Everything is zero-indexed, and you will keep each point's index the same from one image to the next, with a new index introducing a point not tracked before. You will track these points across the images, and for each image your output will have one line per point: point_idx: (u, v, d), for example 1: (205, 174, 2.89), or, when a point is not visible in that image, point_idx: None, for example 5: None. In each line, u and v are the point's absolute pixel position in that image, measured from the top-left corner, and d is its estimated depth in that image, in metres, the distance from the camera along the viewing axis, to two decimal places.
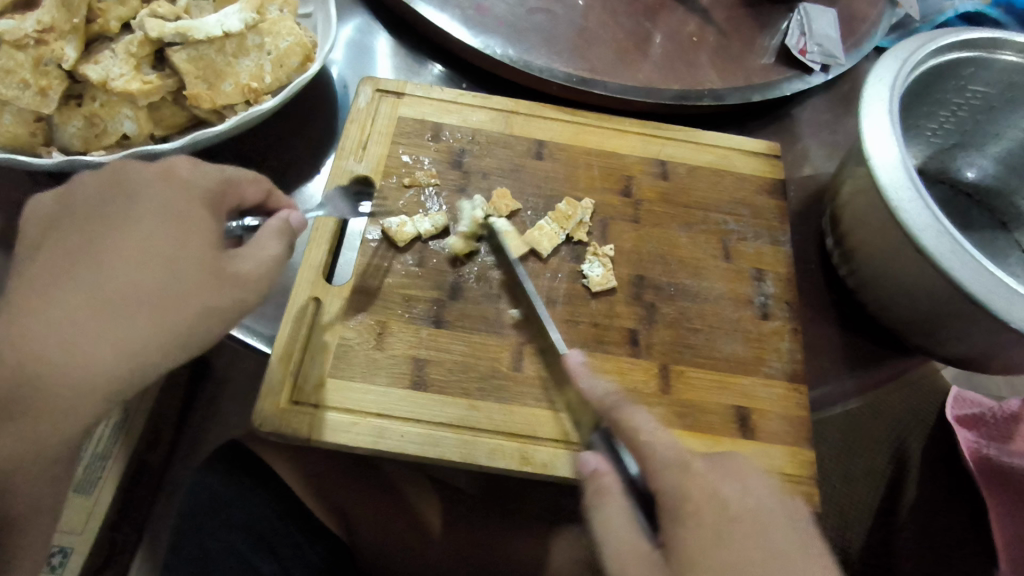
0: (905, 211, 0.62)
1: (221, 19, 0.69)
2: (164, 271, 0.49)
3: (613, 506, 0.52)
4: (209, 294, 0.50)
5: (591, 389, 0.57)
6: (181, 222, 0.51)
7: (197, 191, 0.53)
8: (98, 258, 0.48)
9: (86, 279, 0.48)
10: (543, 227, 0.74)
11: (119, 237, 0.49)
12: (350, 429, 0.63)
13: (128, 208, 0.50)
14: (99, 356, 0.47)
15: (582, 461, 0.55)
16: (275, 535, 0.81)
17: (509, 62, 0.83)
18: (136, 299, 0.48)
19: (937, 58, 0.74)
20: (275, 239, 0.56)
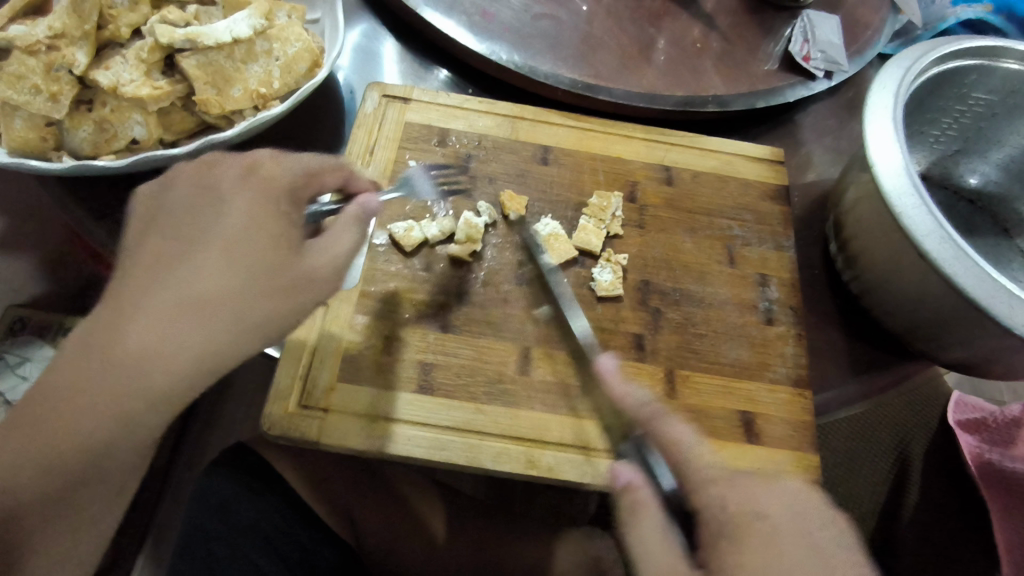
0: (909, 218, 0.62)
1: (230, 25, 0.70)
2: (240, 270, 0.49)
3: (647, 520, 0.52)
4: (279, 295, 0.50)
5: (627, 397, 0.58)
6: (260, 220, 0.51)
7: (281, 190, 0.52)
8: (184, 258, 0.49)
9: (169, 278, 0.48)
10: (586, 224, 0.76)
11: (205, 236, 0.50)
12: (359, 433, 0.64)
13: (222, 212, 0.50)
14: (174, 355, 0.46)
15: (615, 474, 0.55)
16: (281, 535, 0.80)
17: (515, 68, 0.84)
18: (212, 298, 0.48)
19: (940, 65, 0.75)
20: (351, 228, 0.54)
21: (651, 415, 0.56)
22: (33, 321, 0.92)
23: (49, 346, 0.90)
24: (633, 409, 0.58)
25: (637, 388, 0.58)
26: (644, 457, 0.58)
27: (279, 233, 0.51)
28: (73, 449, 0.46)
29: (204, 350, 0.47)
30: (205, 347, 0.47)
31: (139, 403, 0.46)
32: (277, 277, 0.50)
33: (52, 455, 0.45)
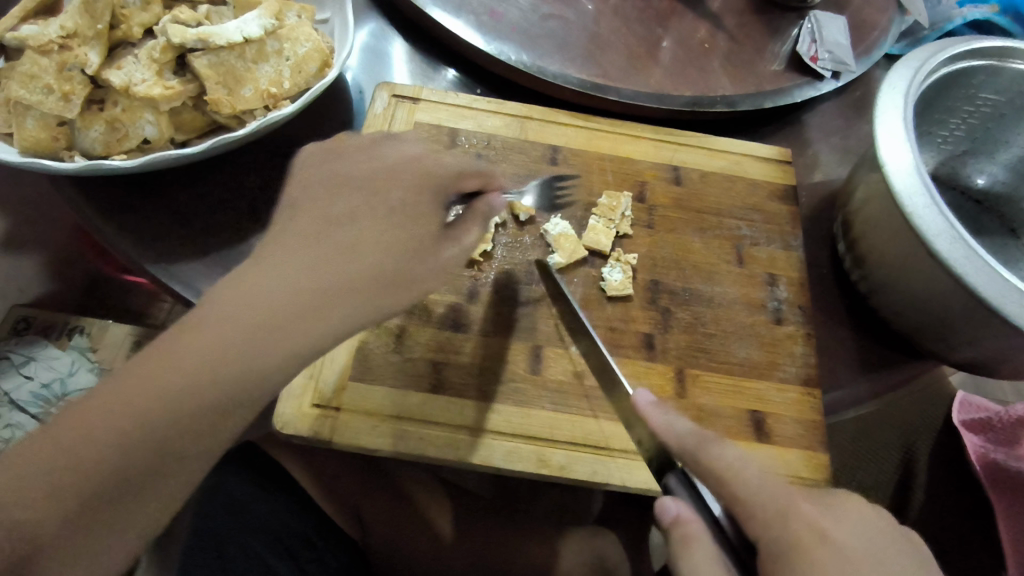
0: (921, 217, 0.63)
1: (241, 25, 0.70)
2: (322, 267, 0.49)
3: (702, 559, 0.46)
4: (356, 292, 0.49)
5: (668, 429, 0.52)
6: (346, 221, 0.52)
7: (363, 193, 0.54)
8: (268, 255, 0.49)
9: (253, 273, 0.47)
10: (595, 223, 0.76)
11: (290, 236, 0.50)
12: (371, 432, 0.64)
13: (306, 215, 0.52)
14: (255, 350, 0.45)
15: (662, 508, 0.49)
16: (292, 535, 0.80)
17: (524, 68, 0.84)
18: (294, 294, 0.47)
19: (949, 66, 0.75)
20: (475, 225, 0.56)
21: (698, 440, 0.50)
22: (37, 321, 0.93)
23: (53, 346, 0.91)
24: (677, 436, 0.51)
25: (677, 420, 0.52)
26: (692, 486, 0.51)
27: (362, 232, 0.52)
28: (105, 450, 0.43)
29: (284, 346, 0.46)
30: (284, 343, 0.46)
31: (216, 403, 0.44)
32: (353, 273, 0.49)
33: (104, 459, 0.42)
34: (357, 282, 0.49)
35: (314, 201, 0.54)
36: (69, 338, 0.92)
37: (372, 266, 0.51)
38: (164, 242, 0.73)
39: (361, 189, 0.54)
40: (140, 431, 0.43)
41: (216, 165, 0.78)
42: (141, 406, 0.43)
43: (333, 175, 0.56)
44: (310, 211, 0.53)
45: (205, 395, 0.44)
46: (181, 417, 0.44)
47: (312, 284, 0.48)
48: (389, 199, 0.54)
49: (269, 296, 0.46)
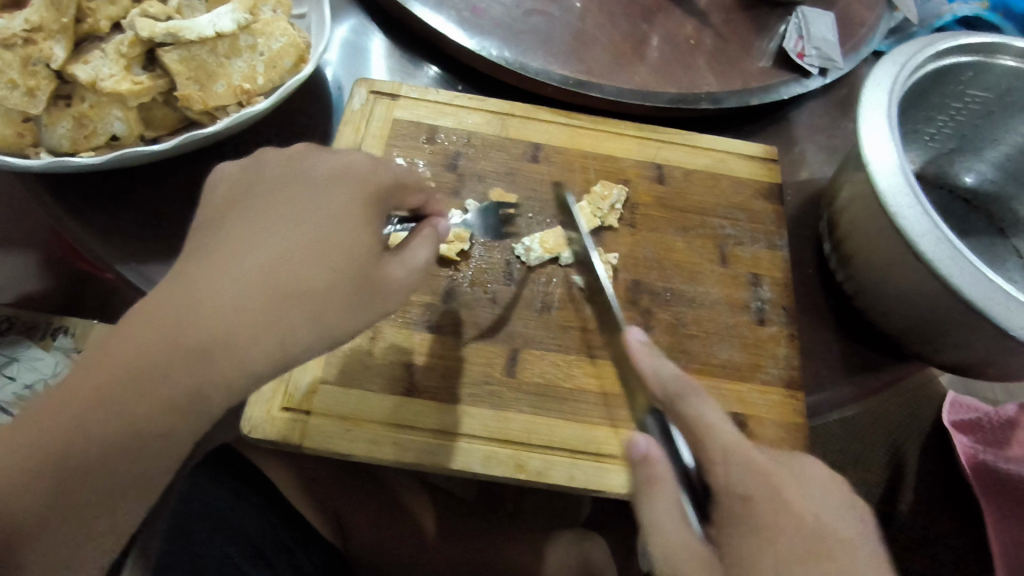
0: (903, 217, 0.61)
1: (213, 20, 0.68)
2: (262, 286, 0.45)
3: (664, 496, 0.49)
4: (300, 315, 0.46)
5: (656, 377, 0.54)
6: (290, 232, 0.48)
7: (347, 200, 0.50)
8: (204, 268, 0.45)
9: (188, 290, 0.44)
10: (582, 208, 0.75)
11: (228, 247, 0.46)
12: (341, 437, 0.63)
13: (284, 222, 0.48)
14: (191, 374, 0.43)
15: (633, 444, 0.51)
16: (269, 543, 0.79)
17: (505, 64, 0.83)
18: (233, 315, 0.44)
19: (936, 62, 0.74)
20: (424, 246, 0.53)
21: (683, 390, 0.52)
22: (21, 321, 0.90)
23: (37, 347, 0.89)
24: (661, 383, 0.53)
25: (666, 367, 0.54)
26: (665, 426, 0.54)
27: (306, 247, 0.47)
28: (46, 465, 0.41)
29: (221, 371, 0.44)
30: (222, 367, 0.44)
31: (156, 423, 0.43)
32: (296, 293, 0.46)
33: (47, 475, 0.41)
34: (300, 304, 0.46)
35: (255, 206, 0.49)
36: (52, 338, 0.90)
37: (318, 285, 0.47)
38: (134, 239, 0.72)
39: (309, 196, 0.50)
40: (74, 448, 0.41)
41: (190, 162, 0.76)
42: (78, 424, 0.41)
43: (276, 178, 0.51)
44: (250, 217, 0.48)
45: (146, 416, 0.43)
46: (118, 436, 0.42)
47: (251, 306, 0.45)
48: (374, 209, 0.51)
49: (206, 315, 0.44)
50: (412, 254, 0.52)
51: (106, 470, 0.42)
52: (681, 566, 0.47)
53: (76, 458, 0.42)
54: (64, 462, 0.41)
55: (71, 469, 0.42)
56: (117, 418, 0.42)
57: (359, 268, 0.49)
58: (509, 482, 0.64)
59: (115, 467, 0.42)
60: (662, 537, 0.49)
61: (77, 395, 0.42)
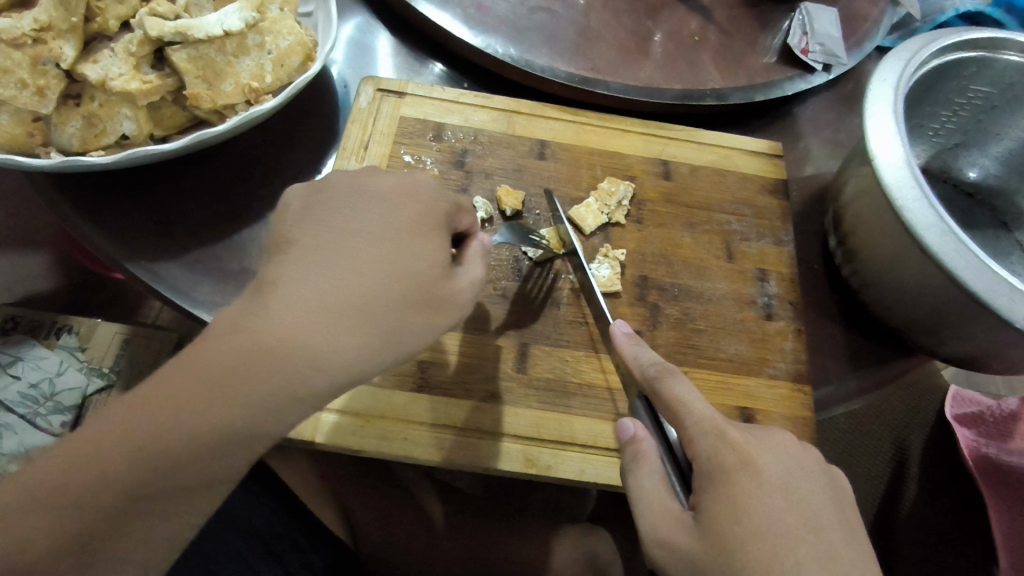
0: (910, 211, 0.62)
1: (221, 19, 0.67)
2: (310, 309, 0.45)
3: (647, 471, 0.51)
4: (351, 337, 0.45)
5: (635, 359, 0.57)
6: (341, 255, 0.48)
7: (403, 220, 0.51)
8: (258, 294, 0.46)
9: (242, 317, 0.44)
10: (590, 205, 0.76)
11: (276, 273, 0.47)
12: (356, 433, 0.63)
13: (344, 241, 0.49)
14: (240, 401, 0.42)
15: (621, 428, 0.55)
16: (281, 542, 0.80)
17: (510, 61, 0.83)
18: (284, 340, 0.44)
19: (941, 58, 0.74)
20: (480, 262, 0.54)
21: (659, 372, 0.54)
22: (25, 320, 0.90)
23: (41, 346, 0.89)
24: (640, 367, 0.56)
25: (646, 353, 0.57)
26: (655, 413, 0.55)
27: (356, 270, 0.47)
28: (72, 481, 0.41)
29: (270, 397, 0.43)
30: (272, 393, 0.43)
31: (188, 449, 0.42)
32: (342, 316, 0.45)
33: (71, 485, 0.41)
34: (349, 327, 0.46)
35: (305, 231, 0.49)
36: (57, 338, 0.90)
37: (368, 305, 0.47)
38: (145, 238, 0.72)
39: (357, 221, 0.50)
40: (107, 470, 0.40)
41: (202, 163, 0.77)
42: (112, 445, 0.41)
43: (325, 203, 0.51)
44: (299, 243, 0.48)
45: (184, 443, 0.41)
46: (148, 463, 0.41)
47: (303, 329, 0.44)
48: (417, 223, 0.51)
49: (252, 340, 0.43)
50: (463, 273, 0.52)
51: (135, 492, 0.41)
52: (670, 539, 0.47)
53: (103, 477, 0.40)
54: (90, 478, 0.41)
55: (100, 488, 0.41)
56: (154, 442, 0.41)
57: (408, 287, 0.48)
58: (520, 477, 0.64)
59: (144, 489, 0.41)
60: (649, 511, 0.49)
61: (115, 417, 0.42)
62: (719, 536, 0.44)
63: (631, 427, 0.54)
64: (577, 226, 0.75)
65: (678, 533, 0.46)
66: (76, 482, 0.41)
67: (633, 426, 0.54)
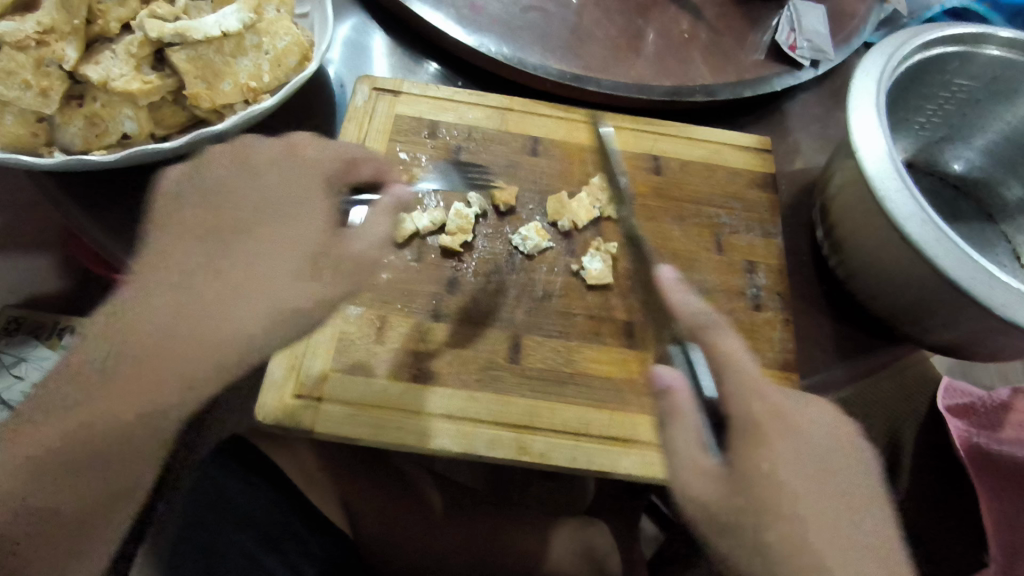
0: (891, 201, 0.63)
1: (219, 20, 0.69)
2: (227, 288, 0.60)
3: (683, 426, 0.55)
4: (274, 298, 0.61)
5: (683, 307, 0.62)
6: (256, 242, 0.63)
7: (298, 204, 0.64)
8: (191, 279, 0.61)
9: (183, 299, 0.60)
10: (582, 199, 0.78)
11: (189, 266, 0.61)
12: (351, 422, 0.65)
13: (245, 232, 0.63)
14: (196, 373, 0.59)
15: (658, 375, 0.58)
16: (277, 529, 0.82)
17: (503, 60, 0.85)
18: (220, 313, 0.60)
19: (924, 52, 0.75)
20: (384, 217, 0.66)
21: (712, 323, 0.61)
22: (28, 321, 0.95)
23: (44, 346, 0.94)
24: (691, 317, 0.61)
25: (693, 301, 0.62)
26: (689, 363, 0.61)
27: (204, 271, 0.61)
28: (72, 440, 0.57)
29: (214, 356, 0.59)
30: (215, 353, 0.59)
31: (152, 406, 0.58)
32: (255, 288, 0.61)
33: (65, 443, 0.57)
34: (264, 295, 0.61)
35: (216, 224, 0.63)
36: (59, 338, 0.94)
37: (277, 278, 0.61)
38: None
39: (263, 211, 0.64)
40: (97, 427, 0.57)
41: None
42: (100, 409, 0.58)
43: (232, 198, 0.64)
44: (204, 237, 0.62)
45: (155, 402, 0.58)
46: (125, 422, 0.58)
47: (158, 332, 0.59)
48: (314, 198, 0.64)
49: (193, 318, 0.59)
50: (367, 233, 0.65)
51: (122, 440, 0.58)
52: (702, 490, 0.53)
53: (104, 440, 0.58)
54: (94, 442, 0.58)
55: (89, 438, 0.57)
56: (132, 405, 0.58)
57: (310, 256, 0.63)
58: (513, 464, 0.66)
59: (133, 433, 0.59)
60: (683, 468, 0.54)
61: (98, 387, 0.58)
62: (760, 505, 0.52)
63: (672, 381, 0.57)
64: (570, 222, 0.76)
65: (715, 495, 0.52)
66: (73, 438, 0.57)
67: (674, 380, 0.57)
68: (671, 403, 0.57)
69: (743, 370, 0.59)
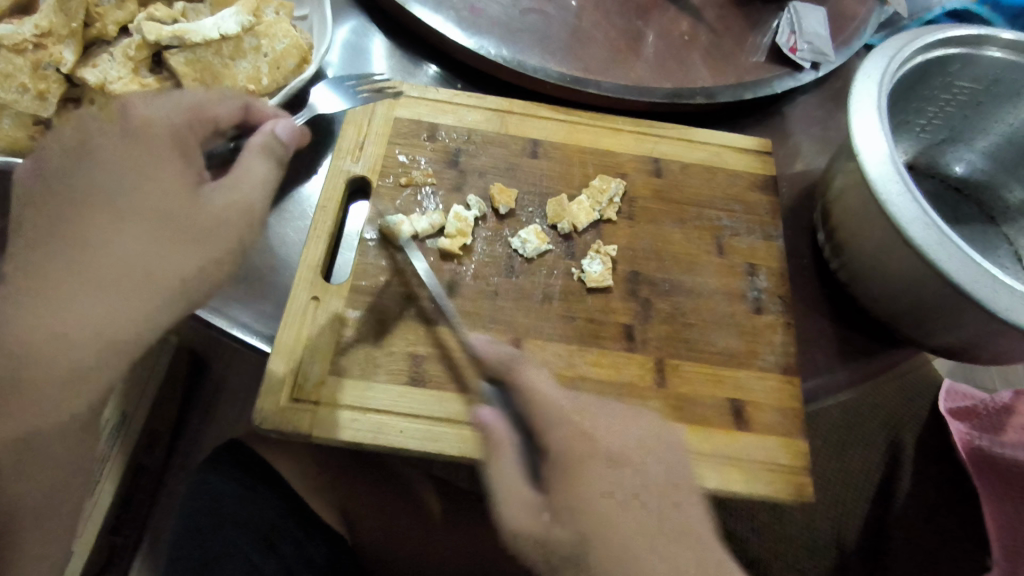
0: (894, 204, 0.63)
1: (218, 22, 0.70)
2: (106, 278, 0.51)
3: (506, 460, 0.58)
4: (171, 284, 0.52)
5: (490, 349, 0.65)
6: (127, 220, 0.52)
7: (169, 166, 0.54)
8: (54, 271, 0.51)
9: (50, 298, 0.51)
10: (582, 202, 0.77)
11: (59, 255, 0.51)
12: (351, 426, 0.64)
13: (105, 205, 0.52)
14: (121, 343, 0.52)
15: (480, 416, 0.60)
16: (277, 531, 0.82)
17: (503, 62, 0.84)
18: (100, 311, 0.51)
19: (925, 54, 0.75)
20: (258, 158, 0.57)
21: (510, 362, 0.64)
22: None
23: None
24: (498, 355, 0.64)
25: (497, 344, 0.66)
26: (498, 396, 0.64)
27: (118, 226, 0.52)
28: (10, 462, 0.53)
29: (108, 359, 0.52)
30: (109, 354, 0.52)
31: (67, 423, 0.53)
32: (144, 274, 0.52)
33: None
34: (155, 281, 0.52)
35: (83, 199, 0.53)
36: None
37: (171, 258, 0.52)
38: None
39: (126, 179, 0.53)
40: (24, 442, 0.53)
41: None
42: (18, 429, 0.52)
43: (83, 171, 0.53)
44: (64, 218, 0.52)
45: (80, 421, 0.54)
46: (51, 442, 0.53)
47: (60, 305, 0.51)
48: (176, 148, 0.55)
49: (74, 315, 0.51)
50: (225, 177, 0.55)
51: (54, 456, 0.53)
52: (528, 524, 0.56)
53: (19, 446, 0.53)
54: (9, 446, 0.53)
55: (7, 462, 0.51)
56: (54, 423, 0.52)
57: (192, 228, 0.53)
58: None
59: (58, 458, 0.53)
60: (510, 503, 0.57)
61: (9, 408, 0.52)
62: (583, 523, 0.56)
63: (493, 430, 0.60)
64: (570, 225, 0.76)
65: (529, 522, 0.57)
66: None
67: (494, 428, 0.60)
68: (494, 445, 0.59)
69: (548, 400, 0.61)
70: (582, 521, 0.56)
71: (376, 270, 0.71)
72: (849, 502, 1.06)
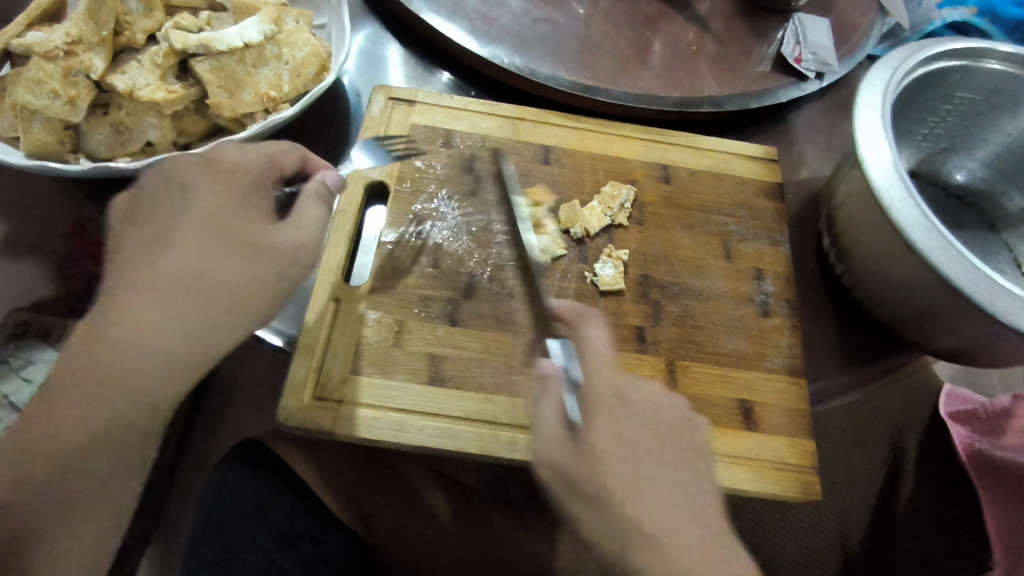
0: (897, 210, 0.65)
1: (241, 31, 0.72)
2: (167, 300, 0.54)
3: (550, 402, 0.58)
4: (224, 308, 0.55)
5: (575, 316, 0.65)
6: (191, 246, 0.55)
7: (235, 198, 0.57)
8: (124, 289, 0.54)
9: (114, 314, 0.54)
10: (594, 207, 0.79)
11: (130, 275, 0.55)
12: (372, 424, 0.66)
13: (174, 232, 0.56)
14: (173, 359, 0.54)
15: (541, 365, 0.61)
16: (295, 530, 0.83)
17: (516, 71, 0.87)
18: (158, 328, 0.54)
19: (926, 66, 0.77)
20: (315, 202, 0.59)
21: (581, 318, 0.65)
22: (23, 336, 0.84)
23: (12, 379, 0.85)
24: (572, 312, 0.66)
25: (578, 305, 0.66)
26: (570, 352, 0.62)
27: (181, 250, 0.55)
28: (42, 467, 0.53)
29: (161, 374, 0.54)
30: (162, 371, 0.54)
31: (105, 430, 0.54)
32: (198, 295, 0.54)
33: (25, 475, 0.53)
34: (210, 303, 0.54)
35: (156, 226, 0.57)
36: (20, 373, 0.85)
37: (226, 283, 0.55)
38: None
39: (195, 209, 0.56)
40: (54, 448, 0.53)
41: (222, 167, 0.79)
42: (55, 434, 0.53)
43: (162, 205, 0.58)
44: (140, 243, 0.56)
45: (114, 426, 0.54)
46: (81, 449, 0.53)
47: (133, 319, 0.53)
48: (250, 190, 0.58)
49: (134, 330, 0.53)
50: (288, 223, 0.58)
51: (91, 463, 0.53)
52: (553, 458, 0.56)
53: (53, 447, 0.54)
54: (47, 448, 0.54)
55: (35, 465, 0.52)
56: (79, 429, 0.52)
57: (250, 258, 0.55)
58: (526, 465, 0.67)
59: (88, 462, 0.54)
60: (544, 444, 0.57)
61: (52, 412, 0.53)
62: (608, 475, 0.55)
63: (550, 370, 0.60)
64: (583, 230, 0.78)
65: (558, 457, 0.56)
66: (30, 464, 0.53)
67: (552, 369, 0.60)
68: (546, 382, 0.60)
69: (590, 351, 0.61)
70: (593, 475, 0.55)
71: (394, 272, 0.73)
72: (851, 508, 1.04)
